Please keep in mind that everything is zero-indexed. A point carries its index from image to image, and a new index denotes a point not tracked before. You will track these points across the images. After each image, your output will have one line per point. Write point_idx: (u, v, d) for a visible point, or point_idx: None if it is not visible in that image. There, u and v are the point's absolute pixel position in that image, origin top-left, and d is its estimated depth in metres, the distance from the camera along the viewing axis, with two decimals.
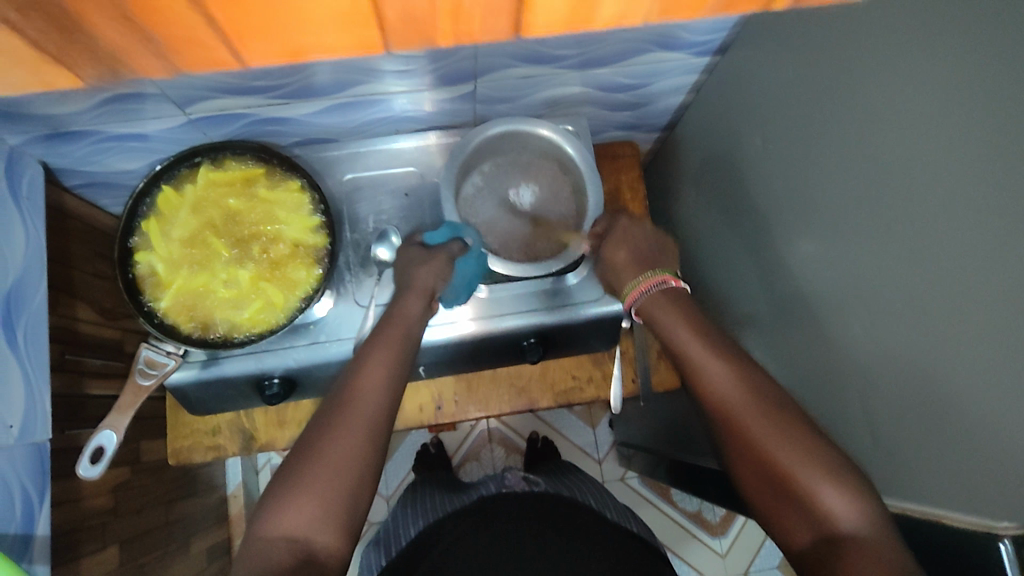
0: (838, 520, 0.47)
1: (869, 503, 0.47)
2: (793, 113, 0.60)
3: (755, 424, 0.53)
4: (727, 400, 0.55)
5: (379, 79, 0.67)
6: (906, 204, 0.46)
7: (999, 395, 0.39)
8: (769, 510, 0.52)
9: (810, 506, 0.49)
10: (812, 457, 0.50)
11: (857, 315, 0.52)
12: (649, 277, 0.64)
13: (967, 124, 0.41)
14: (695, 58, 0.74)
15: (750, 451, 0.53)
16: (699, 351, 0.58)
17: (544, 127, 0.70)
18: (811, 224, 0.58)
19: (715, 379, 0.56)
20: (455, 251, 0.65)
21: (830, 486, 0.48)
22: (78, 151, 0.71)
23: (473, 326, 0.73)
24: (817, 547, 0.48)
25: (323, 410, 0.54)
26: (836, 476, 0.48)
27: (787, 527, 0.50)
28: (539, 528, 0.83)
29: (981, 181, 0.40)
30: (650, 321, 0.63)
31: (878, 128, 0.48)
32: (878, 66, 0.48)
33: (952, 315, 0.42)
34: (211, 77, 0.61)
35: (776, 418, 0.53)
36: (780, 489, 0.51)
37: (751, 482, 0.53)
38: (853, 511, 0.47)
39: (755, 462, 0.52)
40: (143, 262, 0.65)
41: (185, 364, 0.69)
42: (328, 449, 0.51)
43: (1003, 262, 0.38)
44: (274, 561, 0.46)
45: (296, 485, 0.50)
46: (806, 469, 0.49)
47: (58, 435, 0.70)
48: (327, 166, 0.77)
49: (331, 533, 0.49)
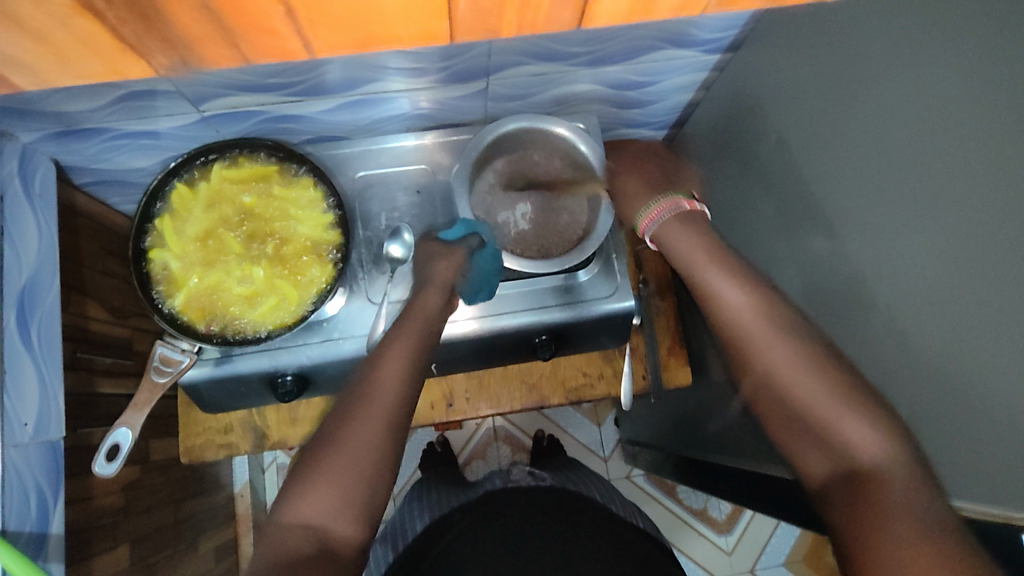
0: (857, 450, 0.48)
1: (895, 437, 0.47)
2: (803, 109, 0.60)
3: (780, 358, 0.54)
4: (753, 334, 0.55)
5: (391, 76, 0.67)
6: (922, 198, 0.46)
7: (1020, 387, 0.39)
8: (788, 442, 0.53)
9: (830, 438, 0.50)
10: (835, 393, 0.50)
11: (873, 309, 0.53)
12: (663, 203, 0.64)
13: (983, 116, 0.41)
14: (705, 56, 0.74)
15: (770, 379, 0.54)
16: (721, 281, 0.58)
17: (561, 127, 0.70)
18: (824, 220, 0.58)
19: (739, 310, 0.57)
20: (473, 246, 0.66)
21: (851, 415, 0.49)
22: (89, 149, 0.71)
23: (471, 325, 0.73)
24: (834, 479, 0.49)
25: (344, 399, 0.54)
26: (859, 410, 0.49)
27: (806, 460, 0.52)
28: (547, 520, 0.83)
29: (998, 174, 0.40)
30: (664, 245, 0.63)
31: (892, 123, 0.49)
32: (888, 62, 0.49)
33: (969, 306, 0.43)
34: (225, 73, 0.61)
35: (803, 352, 0.53)
36: (797, 423, 0.52)
37: (776, 415, 0.54)
38: (875, 442, 0.48)
39: (777, 396, 0.54)
40: (156, 259, 0.65)
41: (199, 362, 0.69)
42: (346, 438, 0.51)
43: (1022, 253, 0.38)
44: (291, 549, 0.47)
45: (314, 474, 0.50)
46: (829, 403, 0.50)
47: (71, 433, 0.70)
48: (339, 164, 0.77)
49: (347, 522, 0.49)
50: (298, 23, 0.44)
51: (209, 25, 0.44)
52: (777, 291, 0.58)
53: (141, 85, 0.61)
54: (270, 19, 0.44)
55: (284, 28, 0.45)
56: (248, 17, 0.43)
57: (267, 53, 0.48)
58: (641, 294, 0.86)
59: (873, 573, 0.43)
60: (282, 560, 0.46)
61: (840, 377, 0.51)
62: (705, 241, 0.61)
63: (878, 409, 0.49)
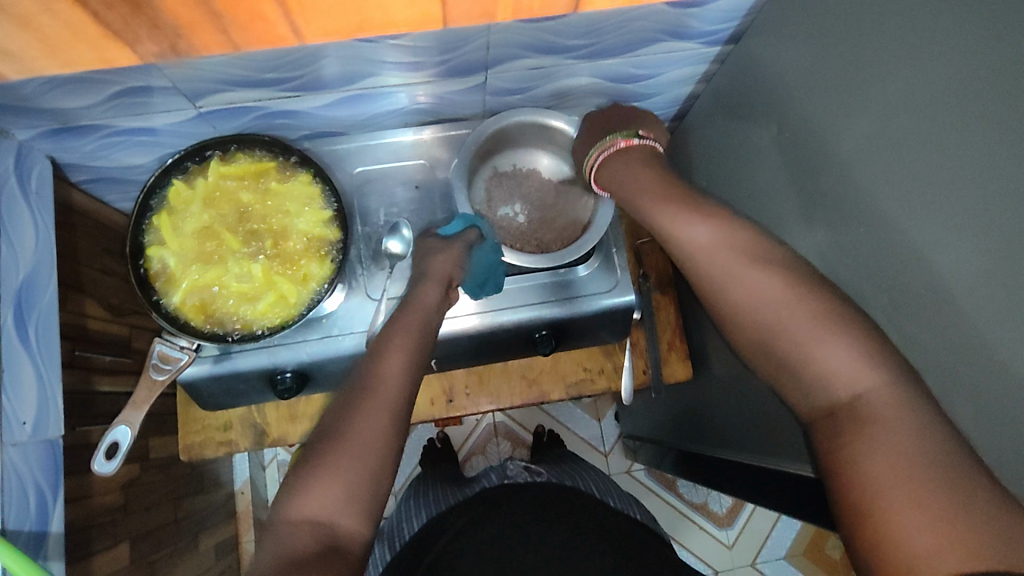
0: (837, 381, 0.45)
1: (878, 364, 0.44)
2: (804, 100, 0.60)
3: (749, 288, 0.50)
4: (720, 267, 0.52)
5: (387, 70, 0.67)
6: (929, 189, 0.46)
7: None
8: (771, 377, 0.50)
9: (808, 370, 0.47)
10: (809, 319, 0.47)
11: (875, 301, 0.52)
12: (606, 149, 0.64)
13: (995, 104, 0.41)
14: (706, 48, 0.74)
15: (746, 316, 0.50)
16: (680, 213, 0.55)
17: (558, 119, 0.69)
18: (825, 212, 0.58)
19: (702, 245, 0.54)
20: (471, 240, 0.67)
21: (831, 343, 0.46)
22: (86, 146, 0.71)
23: (472, 320, 0.73)
24: (818, 413, 0.46)
25: (345, 394, 0.54)
26: (839, 336, 0.46)
27: (791, 395, 0.49)
28: (546, 515, 0.83)
29: (1011, 163, 0.40)
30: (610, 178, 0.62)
31: (899, 112, 0.48)
32: (893, 52, 0.49)
33: (977, 296, 0.43)
34: (222, 68, 0.61)
35: (774, 283, 0.50)
36: (775, 357, 0.49)
37: (753, 350, 0.51)
38: (858, 371, 0.44)
39: (752, 333, 0.50)
40: (155, 257, 0.65)
41: (198, 359, 0.68)
42: (350, 431, 0.51)
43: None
44: (297, 545, 0.46)
45: (319, 469, 0.50)
46: (804, 336, 0.47)
47: (70, 432, 0.70)
48: (337, 160, 0.76)
49: (353, 516, 0.49)
50: (288, 7, 0.53)
51: (196, 11, 0.51)
52: (748, 223, 0.54)
53: (136, 81, 0.60)
54: (261, 6, 0.52)
55: (274, 14, 0.53)
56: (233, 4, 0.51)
57: (260, 37, 0.56)
58: (642, 289, 0.85)
59: (869, 510, 0.40)
60: (285, 555, 0.46)
61: (816, 307, 0.48)
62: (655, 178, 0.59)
63: (857, 334, 0.46)
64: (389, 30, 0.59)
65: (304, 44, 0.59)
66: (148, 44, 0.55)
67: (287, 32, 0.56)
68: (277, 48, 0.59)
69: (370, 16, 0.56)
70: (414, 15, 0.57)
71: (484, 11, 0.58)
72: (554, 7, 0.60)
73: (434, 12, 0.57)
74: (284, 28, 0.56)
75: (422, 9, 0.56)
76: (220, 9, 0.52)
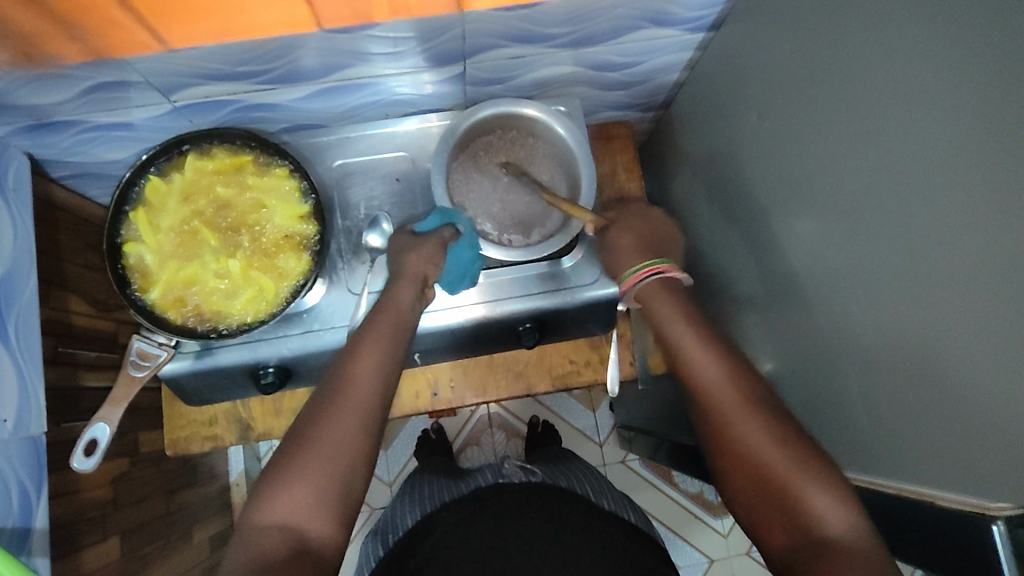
0: (825, 524, 0.48)
1: (858, 512, 0.48)
2: (785, 89, 0.59)
3: (751, 433, 0.54)
4: (727, 407, 0.56)
5: (366, 61, 0.66)
6: (908, 177, 0.45)
7: (1007, 375, 0.38)
8: (757, 521, 0.53)
9: (791, 506, 0.50)
10: (798, 461, 0.51)
11: (853, 297, 0.52)
12: (648, 267, 0.65)
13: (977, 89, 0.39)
14: (689, 35, 0.72)
15: (736, 447, 0.55)
16: (703, 355, 0.60)
17: (531, 108, 0.69)
18: (808, 203, 0.57)
19: (716, 387, 0.58)
20: (446, 237, 0.66)
21: (811, 484, 0.50)
22: (63, 142, 0.70)
23: (469, 312, 0.73)
24: (797, 551, 0.49)
25: (319, 397, 0.55)
26: (817, 480, 0.50)
27: (771, 530, 0.51)
28: (537, 512, 0.83)
29: (990, 152, 0.38)
30: (648, 306, 0.65)
31: (878, 99, 0.47)
32: (872, 39, 0.47)
33: (952, 288, 0.42)
34: (194, 61, 0.60)
35: (767, 424, 0.54)
36: (765, 496, 0.52)
37: (744, 495, 0.54)
38: (841, 518, 0.48)
39: (741, 460, 0.54)
40: (132, 253, 0.65)
41: (178, 355, 0.68)
42: (321, 436, 0.52)
43: (1011, 235, 0.37)
44: (266, 550, 0.47)
45: (289, 474, 0.50)
46: (780, 466, 0.52)
47: (54, 428, 0.70)
48: (316, 152, 0.75)
49: (324, 522, 0.50)
50: (136, 12, 0.52)
51: (43, 18, 0.51)
52: (751, 372, 0.59)
53: (111, 75, 0.60)
54: (110, 12, 0.51)
55: (126, 19, 0.52)
56: (77, 9, 0.50)
57: (121, 43, 0.55)
58: None
59: None
60: (256, 560, 0.47)
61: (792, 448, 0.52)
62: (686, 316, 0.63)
63: (840, 483, 0.50)
64: (259, 35, 0.57)
65: (175, 51, 0.58)
66: (117, 37, 0.54)
67: (147, 37, 0.55)
68: (151, 56, 0.58)
69: (233, 20, 0.55)
70: (280, 19, 0.56)
71: (358, 13, 0.57)
72: (435, 6, 0.58)
73: (302, 16, 0.56)
74: (145, 34, 0.55)
75: (287, 13, 0.55)
76: (69, 16, 0.51)
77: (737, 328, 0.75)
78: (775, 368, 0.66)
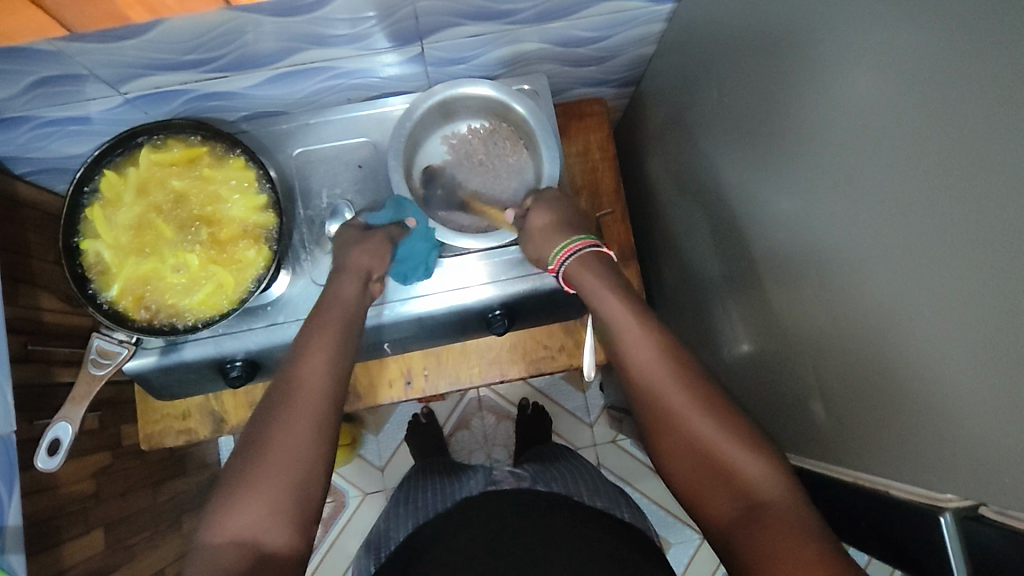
0: (760, 491, 0.48)
1: (781, 473, 0.49)
2: (750, 61, 0.56)
3: (681, 405, 0.53)
4: (663, 383, 0.54)
5: (321, 44, 0.64)
6: (869, 155, 0.42)
7: (968, 369, 0.36)
8: (693, 496, 0.51)
9: (729, 476, 0.50)
10: (728, 431, 0.51)
11: (815, 276, 0.50)
12: (576, 241, 0.61)
13: (937, 59, 0.36)
14: (657, 6, 0.69)
15: (670, 424, 0.53)
16: (630, 328, 0.57)
17: (488, 86, 0.66)
18: (774, 182, 0.55)
19: (644, 363, 0.55)
20: (394, 233, 0.65)
21: (746, 454, 0.50)
22: (20, 138, 0.69)
23: (441, 299, 0.71)
24: (735, 518, 0.48)
25: (267, 404, 0.54)
26: (749, 450, 0.50)
27: (706, 503, 0.50)
28: (523, 520, 0.79)
29: (951, 127, 0.36)
30: (579, 285, 0.61)
31: (839, 73, 0.45)
32: (832, 12, 0.45)
33: (907, 272, 0.40)
34: (139, 51, 0.59)
35: (698, 395, 0.53)
36: (705, 469, 0.51)
37: (678, 470, 0.52)
38: (770, 482, 0.48)
39: (676, 437, 0.52)
40: (89, 251, 0.64)
41: (142, 351, 0.68)
42: (271, 444, 0.51)
43: (972, 221, 0.35)
44: (222, 565, 0.46)
45: (240, 487, 0.49)
46: (716, 437, 0.51)
47: (25, 427, 0.70)
48: (277, 140, 0.74)
49: (280, 531, 0.49)
50: None
51: None
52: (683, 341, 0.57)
53: (57, 70, 0.59)
54: None
55: None
56: None
57: None
58: None
59: None
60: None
61: (724, 420, 0.51)
62: (612, 279, 0.60)
63: (767, 446, 0.50)
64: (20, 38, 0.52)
65: None
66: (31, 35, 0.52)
67: None
68: None
69: None
70: (33, 29, 0.50)
71: (111, 15, 0.51)
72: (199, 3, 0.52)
73: (52, 24, 0.51)
74: None
75: (38, 22, 0.50)
76: None
77: (712, 310, 0.73)
78: (747, 351, 0.65)
